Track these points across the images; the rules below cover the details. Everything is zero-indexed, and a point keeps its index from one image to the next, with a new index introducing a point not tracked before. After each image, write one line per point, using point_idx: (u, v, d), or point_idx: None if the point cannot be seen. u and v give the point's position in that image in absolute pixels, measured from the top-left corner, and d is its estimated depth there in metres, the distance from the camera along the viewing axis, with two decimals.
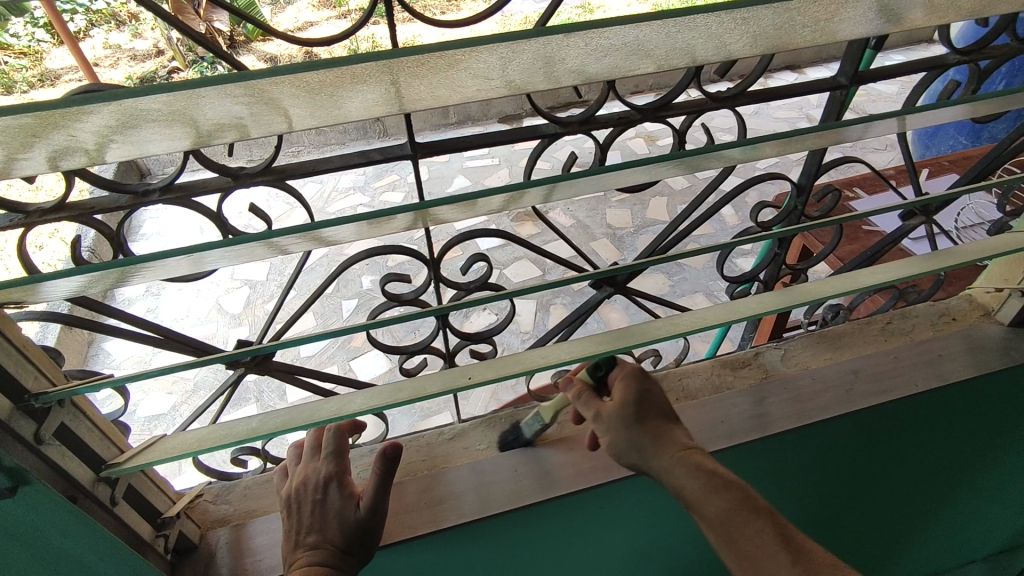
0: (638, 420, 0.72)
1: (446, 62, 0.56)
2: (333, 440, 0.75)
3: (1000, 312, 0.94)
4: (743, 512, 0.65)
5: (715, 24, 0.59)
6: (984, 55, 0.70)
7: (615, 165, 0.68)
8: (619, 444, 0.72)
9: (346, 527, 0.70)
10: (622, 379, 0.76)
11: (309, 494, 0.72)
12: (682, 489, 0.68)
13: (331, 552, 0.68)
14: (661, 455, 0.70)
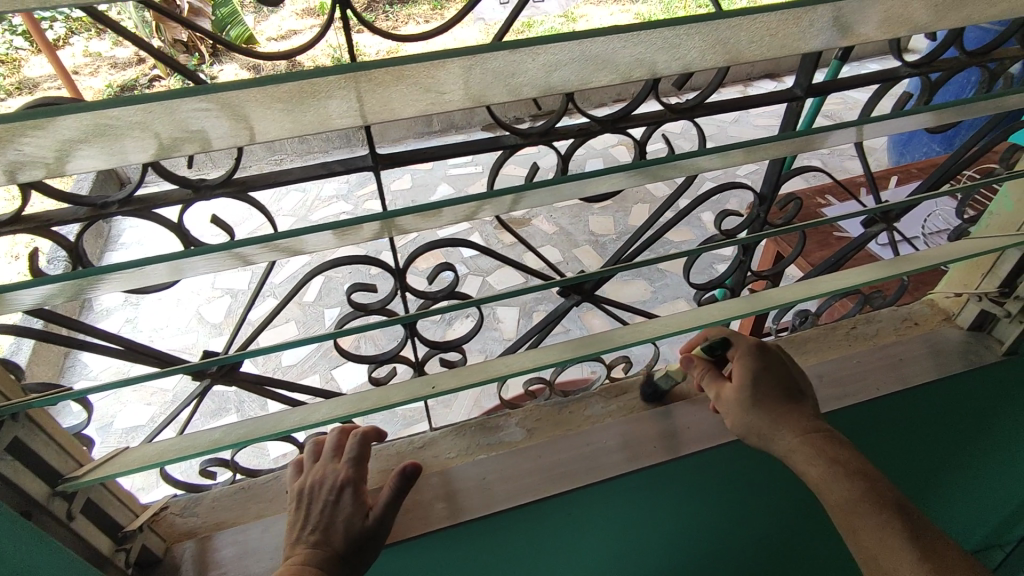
0: (758, 402, 0.76)
1: (407, 73, 0.57)
2: (356, 447, 0.75)
3: (960, 317, 0.96)
4: (868, 503, 0.67)
5: (670, 38, 0.60)
6: (934, 68, 0.72)
7: (579, 176, 0.69)
8: (739, 425, 0.77)
9: (354, 531, 0.69)
10: (740, 359, 0.79)
11: (322, 493, 0.71)
12: (804, 473, 0.71)
13: (334, 556, 0.67)
14: (782, 440, 0.73)
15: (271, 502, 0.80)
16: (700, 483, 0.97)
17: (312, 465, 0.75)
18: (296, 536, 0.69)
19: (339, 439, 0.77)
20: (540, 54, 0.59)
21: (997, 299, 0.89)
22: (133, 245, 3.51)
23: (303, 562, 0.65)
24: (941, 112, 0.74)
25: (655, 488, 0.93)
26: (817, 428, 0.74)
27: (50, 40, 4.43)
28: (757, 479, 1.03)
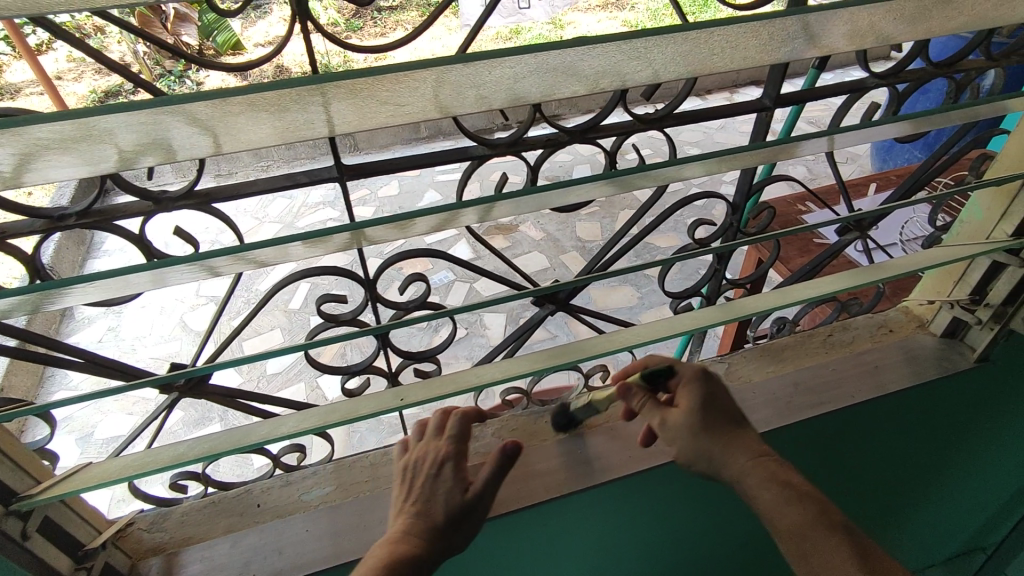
0: (705, 428, 0.75)
1: (373, 84, 0.56)
2: (457, 424, 0.74)
3: (933, 324, 0.97)
4: (817, 527, 0.67)
5: (638, 48, 0.60)
6: (900, 80, 0.73)
7: (549, 187, 0.69)
8: (687, 451, 0.76)
9: (453, 507, 0.68)
10: (686, 385, 0.78)
11: (425, 470, 0.71)
12: (754, 498, 0.71)
13: (433, 530, 0.66)
14: (731, 465, 0.73)
15: (241, 517, 0.79)
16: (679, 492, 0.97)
17: (417, 443, 0.74)
18: (400, 508, 0.69)
19: (441, 418, 0.76)
20: (506, 64, 0.59)
21: (968, 306, 0.90)
22: (117, 252, 3.47)
23: (404, 533, 0.65)
24: (909, 122, 0.74)
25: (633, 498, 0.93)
26: (765, 452, 0.74)
27: (33, 46, 4.38)
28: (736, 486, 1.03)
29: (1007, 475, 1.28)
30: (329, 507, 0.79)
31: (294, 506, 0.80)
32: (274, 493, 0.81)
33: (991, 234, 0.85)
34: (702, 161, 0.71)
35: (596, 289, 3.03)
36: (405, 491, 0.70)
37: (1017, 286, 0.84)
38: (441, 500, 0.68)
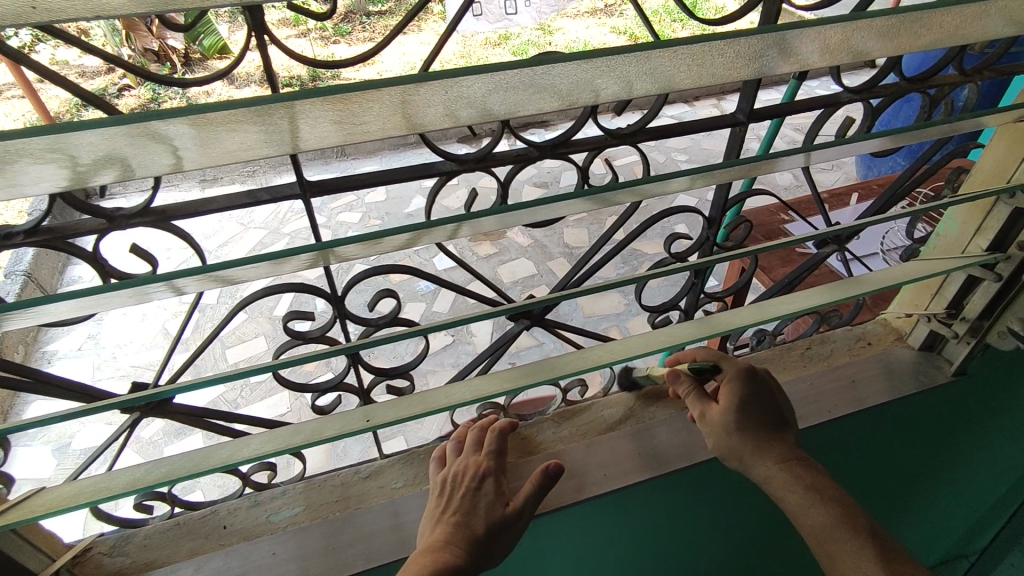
0: (741, 426, 0.76)
1: (335, 101, 0.55)
2: (495, 441, 0.81)
3: (911, 337, 0.97)
4: (840, 528, 0.69)
5: (608, 67, 0.59)
6: (873, 95, 0.74)
7: (520, 203, 0.67)
8: (722, 446, 0.77)
9: (493, 518, 0.74)
10: (728, 383, 0.79)
11: (466, 481, 0.77)
12: (782, 498, 0.72)
13: (474, 539, 0.71)
14: (762, 464, 0.74)
15: (206, 539, 0.77)
16: (657, 507, 0.95)
17: (455, 458, 0.80)
18: (437, 520, 0.73)
19: (479, 434, 0.83)
20: (474, 82, 0.57)
21: (945, 320, 0.89)
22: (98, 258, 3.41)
23: (446, 542, 0.69)
24: (882, 138, 0.74)
25: (610, 515, 0.91)
26: (797, 455, 0.74)
27: (14, 48, 4.30)
28: (716, 500, 1.03)
29: (986, 485, 1.28)
30: (298, 529, 0.77)
31: (260, 527, 0.78)
32: (241, 513, 0.79)
33: (966, 248, 0.84)
34: (676, 177, 0.70)
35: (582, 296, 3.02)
36: (444, 502, 0.74)
37: (992, 301, 0.84)
38: (482, 510, 0.74)
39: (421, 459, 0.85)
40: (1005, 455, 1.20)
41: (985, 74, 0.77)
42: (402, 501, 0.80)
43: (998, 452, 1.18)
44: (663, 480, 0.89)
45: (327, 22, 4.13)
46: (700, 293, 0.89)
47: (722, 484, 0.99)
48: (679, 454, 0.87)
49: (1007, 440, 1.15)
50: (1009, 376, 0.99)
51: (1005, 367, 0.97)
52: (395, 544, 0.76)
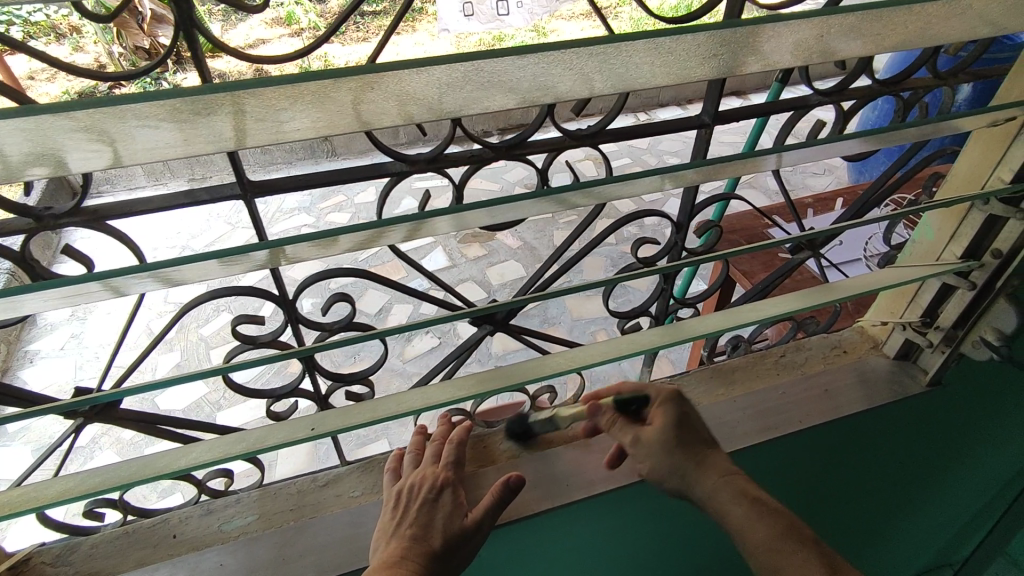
0: (678, 445, 0.75)
1: (276, 98, 0.52)
2: (453, 452, 0.79)
3: (886, 346, 0.95)
4: (788, 540, 0.68)
5: (566, 66, 0.57)
6: (844, 97, 0.71)
7: (477, 204, 0.65)
8: (659, 467, 0.75)
9: (452, 532, 0.71)
10: (659, 405, 0.78)
11: (422, 493, 0.74)
12: (725, 515, 0.71)
13: (430, 553, 0.69)
14: (704, 479, 0.73)
15: (154, 549, 0.74)
16: (627, 516, 0.93)
17: (412, 470, 0.78)
18: (391, 534, 0.71)
19: (438, 447, 0.81)
20: (424, 79, 0.55)
21: (919, 329, 0.87)
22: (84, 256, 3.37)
23: (401, 557, 0.67)
24: (852, 141, 0.72)
25: (576, 525, 0.89)
26: (735, 471, 0.74)
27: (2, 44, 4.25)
28: (689, 509, 1.00)
29: (968, 494, 1.26)
30: (251, 538, 0.75)
31: (210, 537, 0.75)
32: (193, 522, 0.77)
33: (941, 255, 0.82)
34: (640, 179, 0.68)
35: (572, 298, 2.99)
36: (398, 516, 0.72)
37: (966, 310, 0.81)
38: (439, 524, 0.71)
39: (380, 467, 0.82)
40: (989, 463, 1.18)
41: (960, 78, 0.75)
42: (358, 510, 0.77)
43: (982, 460, 1.16)
44: (631, 489, 0.87)
45: (320, 21, 4.11)
46: (670, 299, 0.87)
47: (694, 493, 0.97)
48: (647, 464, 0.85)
49: (990, 448, 1.13)
50: (990, 383, 0.97)
51: (986, 374, 0.95)
52: (348, 555, 0.73)
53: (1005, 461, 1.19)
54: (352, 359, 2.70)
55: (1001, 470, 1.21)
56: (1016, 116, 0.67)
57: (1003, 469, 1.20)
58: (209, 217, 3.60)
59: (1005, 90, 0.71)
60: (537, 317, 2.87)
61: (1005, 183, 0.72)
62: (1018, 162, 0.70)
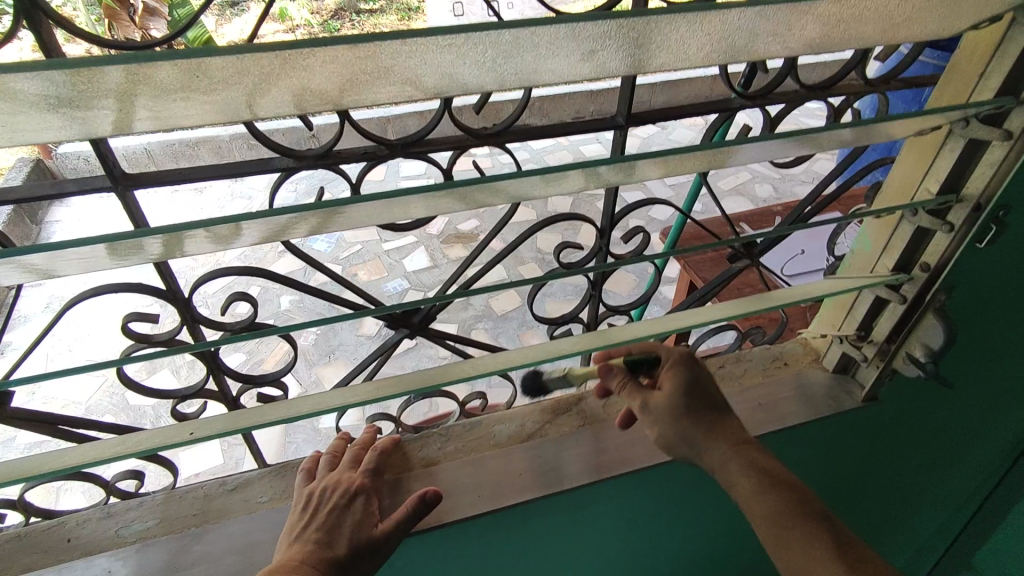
0: (688, 410, 0.73)
1: (115, 121, 0.47)
2: (372, 459, 0.78)
3: (826, 359, 0.92)
4: (793, 514, 0.65)
5: (451, 56, 0.44)
6: (769, 101, 0.70)
7: (375, 195, 0.56)
8: (668, 434, 0.73)
9: (359, 540, 0.69)
10: (670, 368, 0.76)
11: (333, 498, 0.72)
12: (733, 485, 0.68)
13: (333, 561, 0.67)
14: (713, 447, 0.70)
15: (45, 553, 0.72)
16: (555, 531, 0.89)
17: (327, 473, 0.75)
18: (297, 536, 0.69)
19: (358, 452, 0.79)
20: (246, 71, 0.44)
21: (856, 342, 0.85)
22: (71, 225, 3.33)
23: (301, 561, 0.65)
24: (781, 142, 0.69)
25: (500, 538, 0.86)
26: (747, 440, 0.71)
27: None
28: (624, 524, 0.97)
29: (917, 524, 1.22)
30: (147, 544, 0.72)
31: (106, 541, 0.72)
32: (91, 526, 0.74)
33: (875, 267, 0.79)
34: (561, 175, 0.62)
35: (553, 299, 2.83)
36: (307, 518, 0.70)
37: (898, 325, 0.79)
38: (346, 530, 0.69)
39: (291, 472, 0.80)
40: (935, 490, 1.14)
41: (891, 85, 0.74)
42: (262, 517, 0.75)
43: (928, 485, 1.12)
44: (555, 500, 0.84)
45: (313, 16, 4.06)
46: (599, 305, 0.85)
47: (628, 507, 0.93)
48: None
49: (935, 472, 1.10)
50: (930, 403, 0.95)
51: (924, 394, 0.92)
52: (244, 563, 0.71)
53: (952, 488, 1.15)
54: (327, 358, 2.61)
55: (948, 498, 1.18)
56: (943, 126, 0.63)
57: (951, 497, 1.17)
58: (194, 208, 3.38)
59: (936, 97, 0.68)
60: (516, 319, 2.84)
61: (933, 194, 0.69)
62: (944, 173, 0.67)
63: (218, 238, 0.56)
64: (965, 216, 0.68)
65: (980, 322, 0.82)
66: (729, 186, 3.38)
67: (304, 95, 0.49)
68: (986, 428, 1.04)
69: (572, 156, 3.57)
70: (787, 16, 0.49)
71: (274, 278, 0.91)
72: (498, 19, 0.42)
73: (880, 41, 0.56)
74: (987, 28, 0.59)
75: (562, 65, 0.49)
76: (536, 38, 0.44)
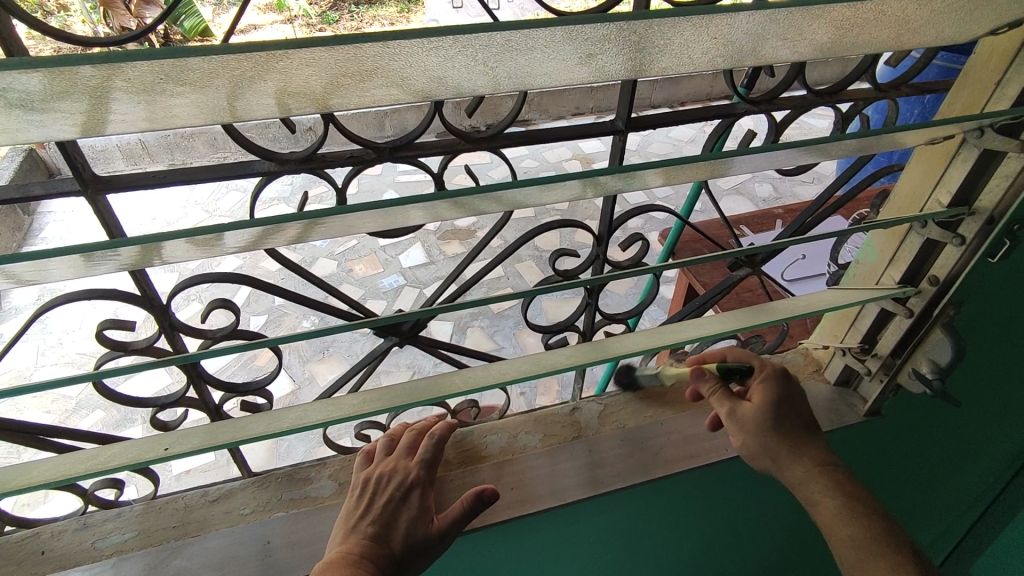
0: (776, 426, 0.70)
1: (81, 124, 0.44)
2: (430, 450, 0.74)
3: (829, 371, 0.90)
4: (878, 543, 0.62)
5: (438, 58, 0.41)
6: (773, 107, 0.67)
7: (363, 205, 0.52)
8: (752, 448, 0.71)
9: (416, 541, 0.66)
10: (762, 380, 0.73)
11: (390, 489, 0.69)
12: (818, 505, 0.66)
13: (388, 557, 0.64)
14: (798, 466, 0.68)
15: (18, 566, 0.69)
16: (545, 548, 0.86)
17: (384, 458, 0.74)
18: (351, 528, 0.66)
19: (415, 437, 0.76)
20: (220, 74, 0.41)
21: (859, 355, 0.82)
22: (65, 215, 3.31)
23: (359, 556, 0.62)
24: (785, 151, 0.66)
25: (491, 554, 0.83)
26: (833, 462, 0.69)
27: None
28: (619, 543, 0.93)
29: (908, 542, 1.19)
30: (124, 557, 0.70)
31: (82, 557, 0.70)
32: (65, 538, 0.71)
33: (881, 280, 0.77)
34: (559, 183, 0.57)
35: (550, 299, 2.79)
36: (363, 507, 0.68)
37: (904, 338, 0.77)
38: (402, 527, 0.67)
39: (276, 482, 0.77)
40: (930, 510, 1.13)
41: (901, 91, 0.72)
42: (243, 531, 0.72)
43: (926, 506, 1.11)
44: (547, 517, 0.81)
45: (309, 9, 4.04)
46: (595, 314, 0.83)
47: (626, 523, 0.90)
48: (562, 489, 0.79)
49: (933, 486, 1.07)
50: (934, 414, 0.91)
51: (929, 410, 0.90)
52: None
53: (948, 502, 1.12)
54: (322, 354, 2.59)
55: (939, 522, 1.17)
56: (956, 136, 0.61)
57: (951, 507, 1.14)
58: (187, 204, 3.37)
59: (950, 104, 0.66)
60: (512, 317, 2.81)
61: (943, 206, 0.67)
62: (957, 184, 0.65)
63: (195, 247, 0.53)
64: (977, 229, 0.65)
65: (987, 333, 0.79)
66: (730, 184, 3.36)
67: (287, 95, 0.46)
68: (985, 442, 1.01)
69: (571, 153, 3.53)
70: (799, 20, 0.46)
71: (259, 282, 0.87)
72: (493, 20, 0.38)
73: (893, 46, 0.54)
74: (1007, 34, 0.56)
75: (557, 67, 0.46)
76: (527, 41, 0.41)
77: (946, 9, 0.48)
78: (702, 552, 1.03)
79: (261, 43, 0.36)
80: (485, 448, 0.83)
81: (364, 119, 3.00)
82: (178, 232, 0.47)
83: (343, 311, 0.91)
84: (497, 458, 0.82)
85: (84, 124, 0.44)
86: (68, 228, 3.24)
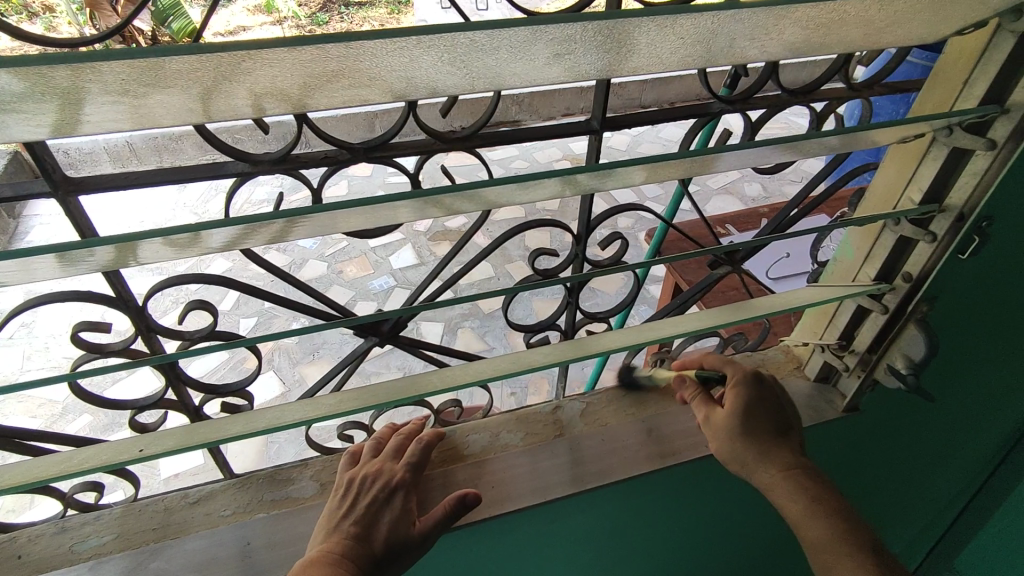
0: (747, 432, 0.71)
1: (50, 125, 0.43)
2: (417, 453, 0.75)
3: (808, 367, 0.90)
4: (846, 543, 0.63)
5: (406, 58, 0.41)
6: (748, 106, 0.68)
7: (337, 204, 0.52)
8: (724, 453, 0.72)
9: (397, 541, 0.66)
10: (733, 386, 0.75)
11: (374, 490, 0.69)
12: (786, 508, 0.67)
13: (369, 557, 0.64)
14: (767, 470, 0.69)
15: None
16: (528, 547, 0.87)
17: (370, 459, 0.73)
18: (333, 528, 0.66)
19: (402, 440, 0.77)
20: (188, 75, 0.41)
21: (837, 351, 0.83)
22: (51, 218, 3.28)
23: (342, 556, 0.63)
24: (758, 150, 0.67)
25: (475, 553, 0.83)
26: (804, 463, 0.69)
27: None
28: (603, 541, 0.94)
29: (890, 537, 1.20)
30: (102, 561, 0.69)
31: (60, 560, 0.69)
32: (43, 542, 0.71)
33: (857, 277, 0.78)
34: (535, 182, 0.57)
35: (540, 299, 2.80)
36: (346, 507, 0.67)
37: (880, 334, 0.78)
38: (385, 527, 0.67)
39: (257, 484, 0.77)
40: (911, 506, 1.14)
41: (875, 90, 0.72)
42: (222, 533, 0.72)
43: (907, 501, 1.12)
44: (528, 515, 0.81)
45: (299, 10, 4.03)
46: (576, 312, 0.84)
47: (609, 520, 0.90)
48: (544, 487, 0.79)
49: (913, 481, 1.08)
50: (912, 409, 0.92)
51: (907, 405, 0.91)
52: None
53: (929, 497, 1.13)
54: (311, 356, 2.58)
55: (920, 519, 1.18)
56: (926, 133, 0.61)
57: (932, 503, 1.15)
58: (176, 206, 3.35)
59: (921, 102, 0.66)
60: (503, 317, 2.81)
61: (915, 204, 0.68)
62: (928, 181, 0.66)
63: (169, 248, 0.53)
64: (948, 226, 0.66)
65: (962, 328, 0.80)
66: (719, 184, 3.39)
67: (258, 95, 0.46)
68: (964, 437, 1.02)
69: (561, 153, 3.54)
70: (766, 20, 0.46)
71: (240, 284, 0.87)
72: (462, 19, 0.38)
73: (862, 45, 0.54)
74: (974, 33, 0.57)
75: (527, 67, 0.46)
76: (495, 41, 0.41)
77: (911, 9, 0.49)
78: (686, 548, 1.04)
79: (226, 43, 0.36)
80: (467, 447, 0.83)
81: (354, 119, 3.00)
82: (150, 233, 0.47)
83: (325, 312, 0.91)
84: (478, 456, 0.82)
85: (53, 125, 0.44)
86: (54, 230, 3.21)
